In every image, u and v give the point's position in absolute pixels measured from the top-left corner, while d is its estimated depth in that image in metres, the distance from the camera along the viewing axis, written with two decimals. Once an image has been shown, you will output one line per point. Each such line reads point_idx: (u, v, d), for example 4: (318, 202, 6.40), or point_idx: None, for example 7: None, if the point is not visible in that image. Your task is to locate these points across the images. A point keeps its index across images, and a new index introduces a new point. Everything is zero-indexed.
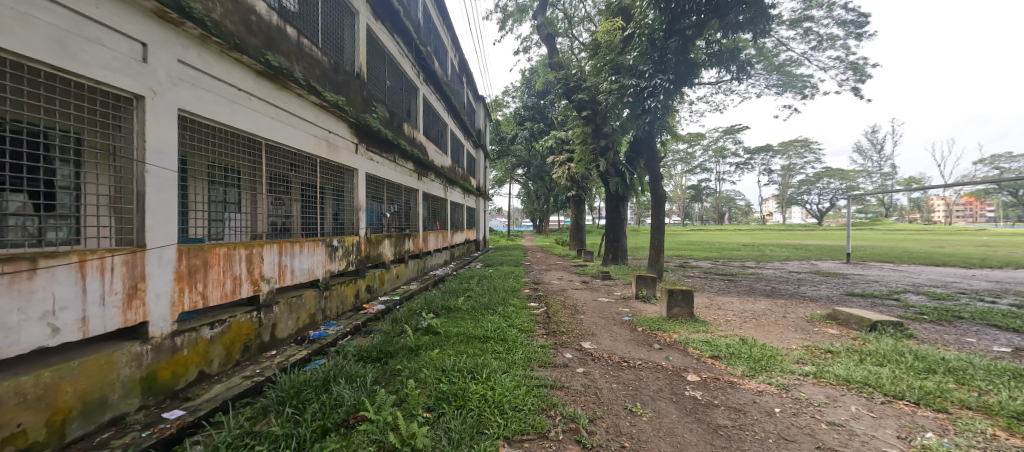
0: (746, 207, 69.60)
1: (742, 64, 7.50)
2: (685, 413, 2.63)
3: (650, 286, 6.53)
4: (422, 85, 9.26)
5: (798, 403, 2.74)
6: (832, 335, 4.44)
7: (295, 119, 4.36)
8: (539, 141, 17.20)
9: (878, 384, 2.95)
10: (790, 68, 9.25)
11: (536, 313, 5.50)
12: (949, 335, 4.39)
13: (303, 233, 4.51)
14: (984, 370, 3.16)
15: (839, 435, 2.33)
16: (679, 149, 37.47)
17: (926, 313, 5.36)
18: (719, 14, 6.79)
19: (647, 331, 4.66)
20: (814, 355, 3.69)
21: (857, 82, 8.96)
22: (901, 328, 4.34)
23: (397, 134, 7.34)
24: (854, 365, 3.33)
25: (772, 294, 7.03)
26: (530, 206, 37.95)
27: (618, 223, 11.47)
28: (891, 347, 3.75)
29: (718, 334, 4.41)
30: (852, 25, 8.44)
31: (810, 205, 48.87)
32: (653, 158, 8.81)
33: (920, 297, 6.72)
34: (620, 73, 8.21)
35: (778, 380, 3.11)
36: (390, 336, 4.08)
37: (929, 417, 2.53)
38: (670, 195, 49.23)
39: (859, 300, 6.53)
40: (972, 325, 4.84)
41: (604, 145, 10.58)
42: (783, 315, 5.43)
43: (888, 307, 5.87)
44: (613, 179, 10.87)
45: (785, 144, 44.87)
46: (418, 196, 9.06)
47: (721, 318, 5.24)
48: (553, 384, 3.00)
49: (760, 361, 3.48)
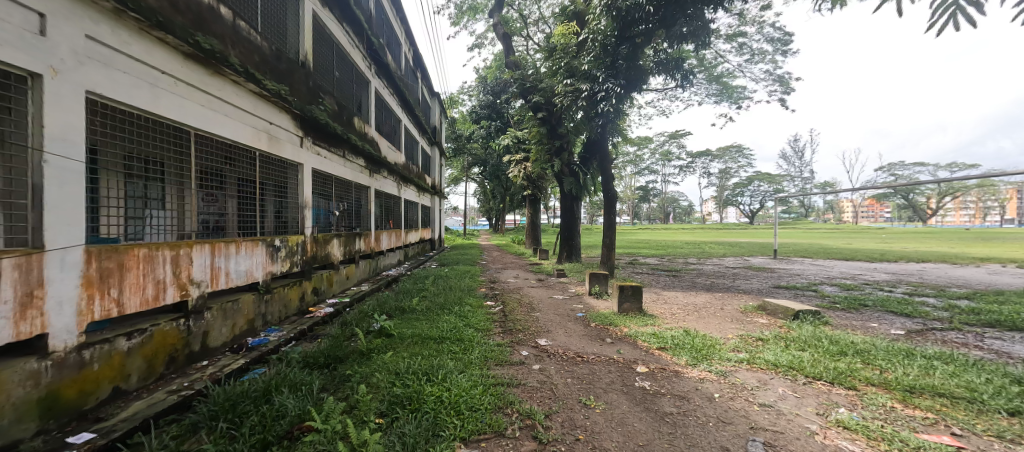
0: (688, 208, 74.33)
1: (685, 73, 8.00)
2: (634, 402, 2.76)
3: (603, 282, 6.75)
4: (374, 78, 8.90)
5: (734, 387, 2.97)
6: (762, 324, 4.86)
7: (230, 109, 3.99)
8: (496, 140, 17.25)
9: (801, 367, 3.27)
10: (728, 79, 10.04)
11: (492, 312, 5.49)
12: (856, 321, 4.99)
13: (239, 233, 4.14)
14: (884, 351, 3.62)
15: (769, 415, 2.55)
16: (629, 152, 39.09)
17: (837, 303, 6.03)
18: (666, 25, 7.07)
19: (599, 326, 4.81)
20: (747, 343, 4.02)
21: (782, 94, 10.00)
22: (819, 316, 4.86)
23: (346, 128, 6.98)
24: (781, 351, 3.68)
25: (711, 288, 7.57)
26: (486, 205, 37.83)
27: (572, 223, 11.75)
28: (811, 333, 4.18)
29: (665, 327, 4.66)
30: (779, 44, 9.39)
31: (744, 206, 53.28)
32: (606, 160, 9.12)
33: (834, 288, 7.57)
34: (574, 76, 8.41)
35: (717, 367, 3.35)
36: (339, 340, 3.87)
37: (842, 394, 2.85)
38: (620, 195, 51.44)
39: (785, 292, 7.23)
40: (874, 312, 5.51)
41: (559, 145, 10.84)
42: (721, 307, 5.87)
43: (806, 298, 6.55)
44: (567, 179, 11.12)
45: (723, 150, 48.51)
46: (370, 194, 8.69)
47: (667, 311, 5.55)
48: (510, 382, 3.00)
49: (702, 351, 3.72)
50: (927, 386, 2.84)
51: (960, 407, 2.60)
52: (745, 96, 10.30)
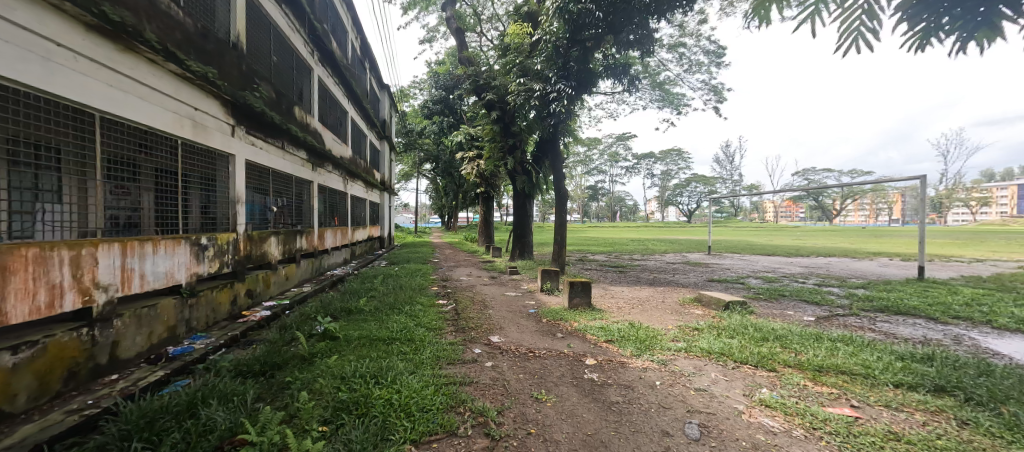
0: (633, 207, 78.25)
1: (632, 78, 8.39)
2: (583, 394, 2.85)
3: (554, 279, 6.91)
4: (317, 65, 8.36)
5: (674, 375, 3.18)
6: (698, 315, 5.25)
7: (146, 90, 3.55)
8: (449, 136, 16.99)
9: (731, 353, 3.58)
10: (670, 86, 10.69)
11: (445, 310, 5.42)
12: (776, 310, 5.56)
13: (157, 230, 3.71)
14: (799, 336, 4.07)
15: (703, 398, 2.76)
16: (579, 153, 40.28)
17: (761, 293, 6.67)
18: (614, 31, 7.35)
19: (551, 322, 4.93)
20: (685, 333, 4.33)
21: (716, 103, 10.85)
22: (746, 306, 5.35)
23: (285, 118, 6.51)
24: (714, 339, 4.00)
25: (654, 282, 8.05)
26: (438, 202, 37.16)
27: (524, 221, 11.90)
28: (739, 322, 4.59)
29: (612, 321, 4.87)
30: (714, 57, 10.18)
31: (683, 206, 57.14)
32: (558, 160, 9.34)
33: (758, 280, 8.38)
34: (527, 75, 8.51)
35: (658, 357, 3.57)
36: (277, 346, 3.60)
37: (764, 376, 3.15)
38: (571, 194, 52.92)
39: (717, 284, 7.87)
40: (791, 301, 6.17)
41: (512, 143, 10.91)
42: (663, 300, 6.26)
43: (735, 290, 7.18)
44: (520, 178, 11.24)
45: (665, 153, 51.63)
46: (312, 189, 8.16)
47: (614, 305, 5.82)
48: (462, 381, 2.98)
49: (645, 342, 3.94)
50: (832, 365, 3.24)
51: (857, 381, 3.00)
52: (684, 103, 11.04)
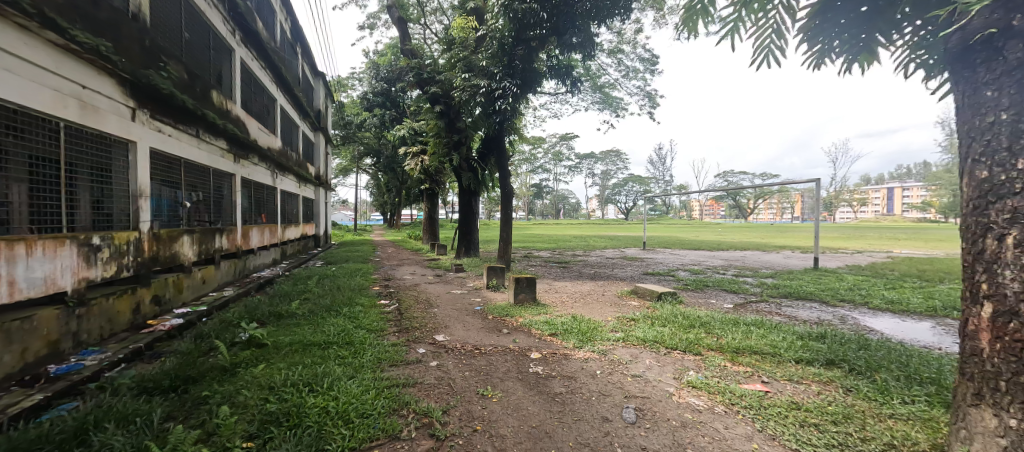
0: (576, 205, 81.21)
1: (574, 80, 8.68)
2: (528, 387, 2.90)
3: (500, 276, 6.95)
4: (239, 46, 7.58)
5: (612, 363, 3.35)
6: (634, 306, 5.60)
7: (15, 62, 2.97)
8: (391, 130, 16.36)
9: (663, 340, 3.85)
10: (609, 89, 11.22)
11: (387, 311, 5.22)
12: (701, 299, 6.09)
13: (31, 229, 3.13)
14: (720, 321, 4.50)
15: (639, 384, 2.94)
16: (524, 151, 40.97)
17: (689, 285, 7.28)
18: (558, 33, 7.52)
19: (497, 318, 4.95)
20: (623, 323, 4.59)
21: (650, 108, 11.60)
22: (676, 296, 5.80)
23: (201, 102, 5.83)
24: (648, 328, 4.28)
25: (595, 277, 8.42)
26: (381, 199, 35.70)
27: (470, 217, 11.84)
28: (670, 311, 4.97)
29: (556, 315, 5.01)
30: (648, 64, 10.85)
31: (621, 204, 60.45)
32: (503, 157, 9.40)
33: (686, 273, 9.12)
34: (473, 71, 8.44)
35: (599, 347, 3.74)
36: (192, 358, 3.22)
37: (691, 360, 3.44)
38: (516, 192, 53.66)
39: (651, 277, 8.45)
40: (713, 291, 6.81)
41: (457, 139, 10.78)
42: (603, 293, 6.58)
43: (666, 282, 7.76)
44: (465, 174, 11.14)
45: (605, 153, 54.22)
46: (234, 182, 7.41)
47: (558, 300, 6.00)
48: (406, 382, 2.89)
49: (586, 333, 4.11)
50: (746, 346, 3.63)
51: (767, 360, 3.39)
52: (622, 107, 11.66)
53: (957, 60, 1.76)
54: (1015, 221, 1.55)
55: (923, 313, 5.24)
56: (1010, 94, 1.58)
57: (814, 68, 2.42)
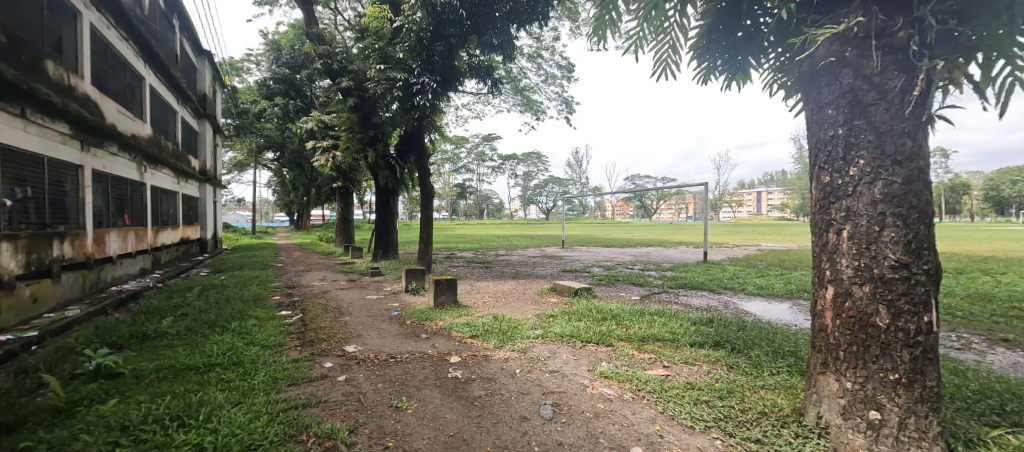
0: (500, 205, 82.36)
1: (495, 80, 8.70)
2: (447, 394, 2.79)
3: (420, 279, 6.68)
4: (88, 9, 6.17)
5: (531, 361, 3.39)
6: (553, 303, 5.79)
7: None
8: (297, 122, 14.85)
9: (579, 334, 4.02)
10: (530, 93, 11.51)
11: (288, 322, 4.66)
12: (612, 293, 6.54)
13: None
14: (629, 313, 4.85)
15: (556, 379, 3.01)
16: (447, 150, 40.39)
17: (602, 280, 7.78)
18: (478, 32, 7.47)
19: (415, 323, 4.72)
20: (543, 320, 4.70)
21: (567, 113, 12.19)
22: (590, 291, 6.14)
23: (27, 74, 4.60)
24: (566, 324, 4.44)
25: (516, 276, 8.57)
26: (287, 197, 32.28)
27: (388, 218, 11.24)
28: (585, 306, 5.23)
29: (477, 316, 4.95)
30: (565, 72, 11.39)
31: (542, 204, 62.85)
32: (423, 155, 9.07)
33: (600, 268, 9.76)
34: (389, 63, 7.98)
35: (519, 346, 3.77)
36: (7, 399, 2.49)
37: (604, 351, 3.64)
38: (439, 192, 52.63)
39: (569, 274, 8.87)
40: (623, 285, 7.37)
41: (373, 135, 10.15)
42: (524, 291, 6.71)
43: (582, 278, 8.21)
44: (382, 172, 10.53)
45: (526, 155, 55.90)
46: (83, 176, 6.01)
47: (479, 300, 5.95)
48: (307, 402, 2.57)
49: (507, 333, 4.12)
50: (650, 335, 3.95)
51: (667, 346, 3.72)
52: (542, 110, 12.07)
53: (806, 84, 2.10)
54: (848, 218, 1.88)
55: (783, 295, 6.28)
56: (844, 113, 1.91)
57: (702, 84, 2.71)
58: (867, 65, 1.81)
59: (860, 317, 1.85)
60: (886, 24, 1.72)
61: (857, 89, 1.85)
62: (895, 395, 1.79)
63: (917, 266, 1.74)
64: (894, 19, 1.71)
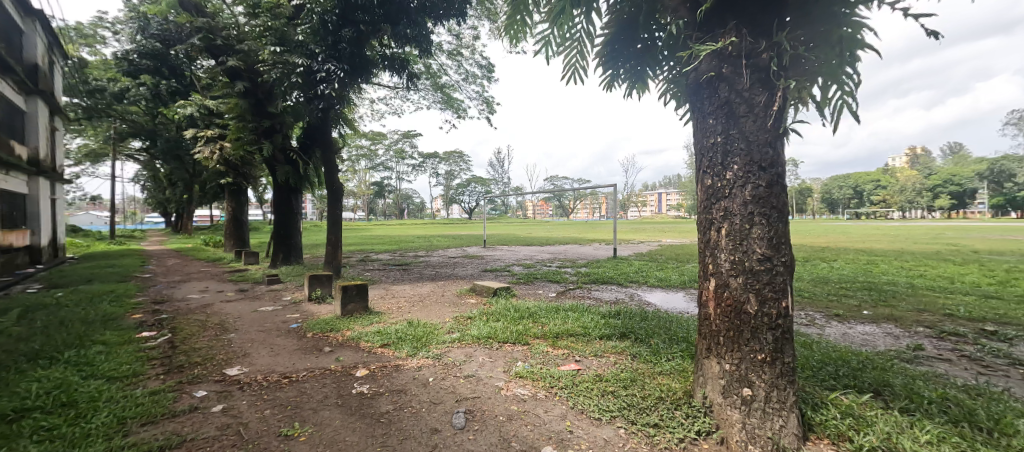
0: (421, 205, 80.00)
1: (410, 74, 8.31)
2: (349, 413, 2.53)
3: (326, 285, 6.09)
4: None
5: (445, 367, 3.26)
6: (471, 304, 5.70)
7: None
8: (171, 106, 12.61)
9: (495, 335, 3.99)
10: (450, 91, 11.19)
11: (151, 346, 3.86)
12: (530, 291, 6.68)
13: None
14: (545, 310, 4.97)
15: (470, 385, 2.92)
16: (362, 146, 37.99)
17: (521, 278, 7.92)
18: (391, 21, 7.03)
19: (317, 335, 4.25)
20: (460, 323, 4.58)
21: (488, 113, 12.20)
22: (509, 290, 6.19)
23: None
24: (483, 325, 4.38)
25: (435, 277, 8.31)
26: (161, 195, 27.39)
27: (290, 218, 10.10)
28: (504, 305, 5.24)
29: (390, 323, 4.65)
30: (485, 72, 11.35)
31: (465, 204, 62.54)
32: (330, 150, 8.30)
33: (520, 267, 9.96)
34: (287, 46, 7.14)
35: (433, 352, 3.60)
36: None
37: (519, 350, 3.65)
38: (354, 190, 49.27)
39: (489, 273, 8.89)
40: (540, 282, 7.59)
41: (270, 125, 9.02)
42: (442, 293, 6.51)
43: (502, 277, 8.27)
44: (281, 167, 9.41)
45: (448, 154, 55.15)
46: None
47: (393, 306, 5.60)
48: (166, 444, 2.12)
49: (421, 339, 3.92)
50: (564, 330, 4.09)
51: (579, 341, 3.87)
52: (463, 109, 11.89)
53: (692, 95, 2.31)
54: (726, 217, 2.10)
55: (678, 286, 7.02)
56: (721, 123, 2.12)
57: (607, 90, 2.85)
58: (739, 80, 2.03)
59: (735, 305, 2.08)
60: (753, 46, 1.96)
61: (732, 101, 2.07)
62: (762, 372, 2.04)
63: (776, 258, 2.00)
64: (758, 42, 1.96)
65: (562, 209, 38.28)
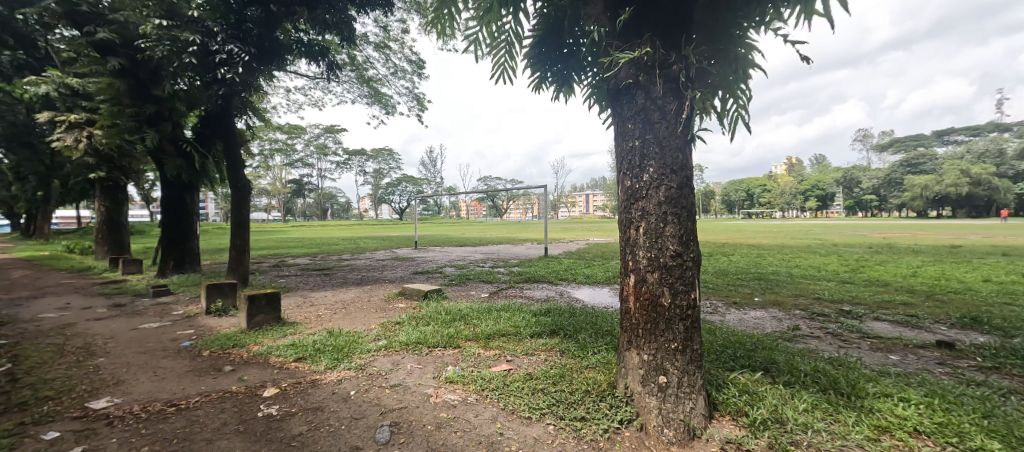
0: (346, 204, 75.09)
1: (331, 64, 7.69)
2: (253, 440, 2.23)
3: (229, 296, 5.37)
4: None
5: (369, 378, 3.05)
6: (400, 309, 5.44)
7: None
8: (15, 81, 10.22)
9: (425, 340, 3.83)
10: (378, 85, 10.62)
11: None
12: (462, 292, 6.58)
13: None
14: (477, 311, 4.91)
15: (397, 395, 2.76)
16: (277, 140, 34.53)
17: (453, 280, 7.77)
18: (308, 4, 6.43)
19: (216, 353, 3.72)
20: (386, 330, 4.33)
21: (419, 110, 11.80)
22: (440, 292, 6.03)
23: None
24: (412, 330, 4.19)
25: (361, 282, 7.81)
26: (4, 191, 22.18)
27: (184, 219, 8.78)
28: (434, 309, 5.08)
29: (306, 334, 4.23)
30: (415, 67, 10.96)
31: (395, 204, 60.06)
32: (235, 143, 7.35)
33: (452, 268, 9.78)
34: (177, 21, 6.16)
35: (356, 363, 3.35)
36: None
37: (450, 354, 3.55)
38: (267, 188, 44.60)
39: (420, 276, 8.59)
40: (473, 283, 7.52)
41: (156, 111, 7.74)
42: (368, 299, 6.12)
43: (434, 279, 8.04)
44: (172, 161, 8.12)
45: (376, 151, 52.51)
46: None
47: (312, 315, 5.13)
48: None
49: (343, 350, 3.63)
50: (496, 331, 4.07)
51: (511, 340, 3.88)
52: (391, 104, 11.35)
53: (613, 101, 2.41)
54: (643, 216, 2.22)
55: (603, 282, 7.42)
56: (638, 128, 2.24)
57: (536, 92, 2.88)
58: (653, 89, 2.17)
59: (652, 298, 2.22)
60: (665, 57, 2.12)
61: (648, 108, 2.20)
62: (675, 360, 2.21)
63: (686, 254, 2.17)
64: (669, 54, 2.13)
65: (496, 209, 38.58)
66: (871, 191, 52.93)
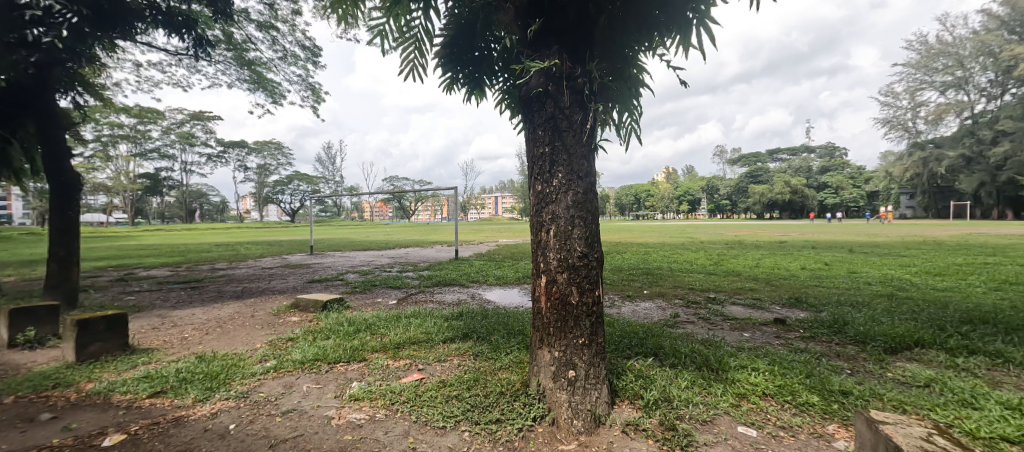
0: (221, 205, 64.54)
1: (200, 38, 6.49)
2: None
3: (46, 322, 4.16)
4: None
5: (255, 407, 2.63)
6: (293, 323, 4.83)
7: None
8: None
9: (324, 356, 3.47)
10: (262, 69, 9.32)
11: None
12: (367, 300, 6.14)
13: None
14: (384, 320, 4.62)
15: (290, 422, 2.43)
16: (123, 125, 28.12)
17: (356, 287, 7.20)
18: None
19: (25, 399, 2.83)
20: (276, 348, 3.80)
21: (314, 102, 10.70)
22: (342, 302, 5.53)
23: None
24: (308, 346, 3.75)
25: (242, 295, 6.75)
26: None
27: None
28: (335, 320, 4.63)
29: (167, 361, 3.49)
30: (309, 54, 9.89)
31: (285, 204, 53.59)
32: (54, 125, 5.72)
33: (355, 275, 9.07)
34: None
35: (237, 390, 2.87)
36: None
37: (354, 369, 3.27)
38: (108, 183, 35.97)
39: (318, 284, 7.78)
40: (379, 290, 7.08)
41: None
42: (251, 314, 5.31)
43: (334, 288, 7.35)
44: None
45: (261, 144, 46.22)
46: None
47: (174, 338, 4.25)
48: None
49: (218, 377, 3.08)
50: (405, 339, 3.88)
51: (422, 348, 3.73)
52: (280, 93, 10.07)
53: (524, 108, 2.47)
54: (553, 219, 2.33)
55: (513, 283, 7.63)
56: (547, 135, 2.33)
57: (447, 92, 2.83)
58: (561, 99, 2.28)
59: (561, 297, 2.34)
60: (571, 71, 2.25)
61: (556, 117, 2.29)
62: (582, 354, 2.36)
63: (591, 254, 2.33)
64: (575, 68, 2.27)
65: (403, 211, 37.06)
66: (726, 197, 64.12)
